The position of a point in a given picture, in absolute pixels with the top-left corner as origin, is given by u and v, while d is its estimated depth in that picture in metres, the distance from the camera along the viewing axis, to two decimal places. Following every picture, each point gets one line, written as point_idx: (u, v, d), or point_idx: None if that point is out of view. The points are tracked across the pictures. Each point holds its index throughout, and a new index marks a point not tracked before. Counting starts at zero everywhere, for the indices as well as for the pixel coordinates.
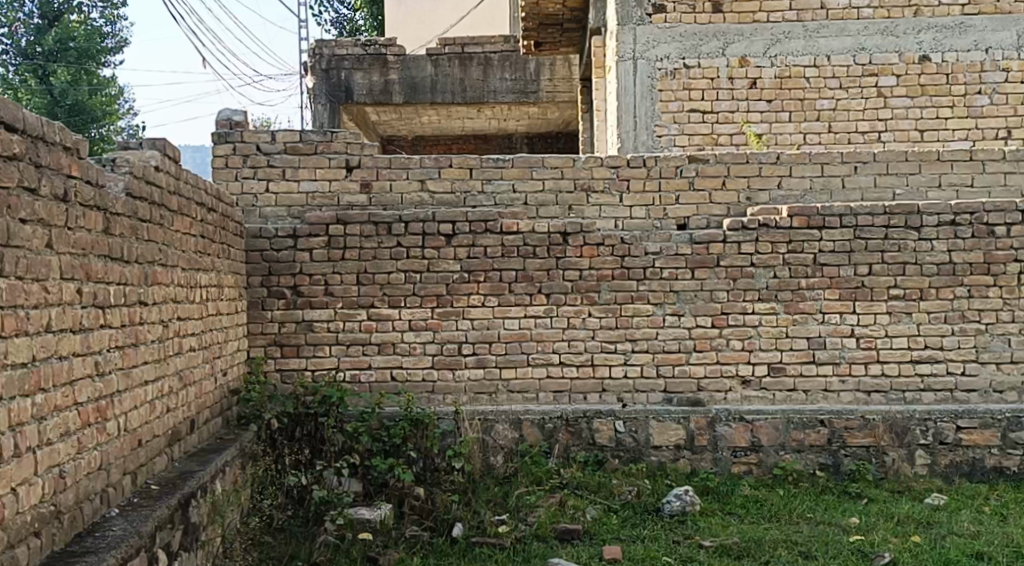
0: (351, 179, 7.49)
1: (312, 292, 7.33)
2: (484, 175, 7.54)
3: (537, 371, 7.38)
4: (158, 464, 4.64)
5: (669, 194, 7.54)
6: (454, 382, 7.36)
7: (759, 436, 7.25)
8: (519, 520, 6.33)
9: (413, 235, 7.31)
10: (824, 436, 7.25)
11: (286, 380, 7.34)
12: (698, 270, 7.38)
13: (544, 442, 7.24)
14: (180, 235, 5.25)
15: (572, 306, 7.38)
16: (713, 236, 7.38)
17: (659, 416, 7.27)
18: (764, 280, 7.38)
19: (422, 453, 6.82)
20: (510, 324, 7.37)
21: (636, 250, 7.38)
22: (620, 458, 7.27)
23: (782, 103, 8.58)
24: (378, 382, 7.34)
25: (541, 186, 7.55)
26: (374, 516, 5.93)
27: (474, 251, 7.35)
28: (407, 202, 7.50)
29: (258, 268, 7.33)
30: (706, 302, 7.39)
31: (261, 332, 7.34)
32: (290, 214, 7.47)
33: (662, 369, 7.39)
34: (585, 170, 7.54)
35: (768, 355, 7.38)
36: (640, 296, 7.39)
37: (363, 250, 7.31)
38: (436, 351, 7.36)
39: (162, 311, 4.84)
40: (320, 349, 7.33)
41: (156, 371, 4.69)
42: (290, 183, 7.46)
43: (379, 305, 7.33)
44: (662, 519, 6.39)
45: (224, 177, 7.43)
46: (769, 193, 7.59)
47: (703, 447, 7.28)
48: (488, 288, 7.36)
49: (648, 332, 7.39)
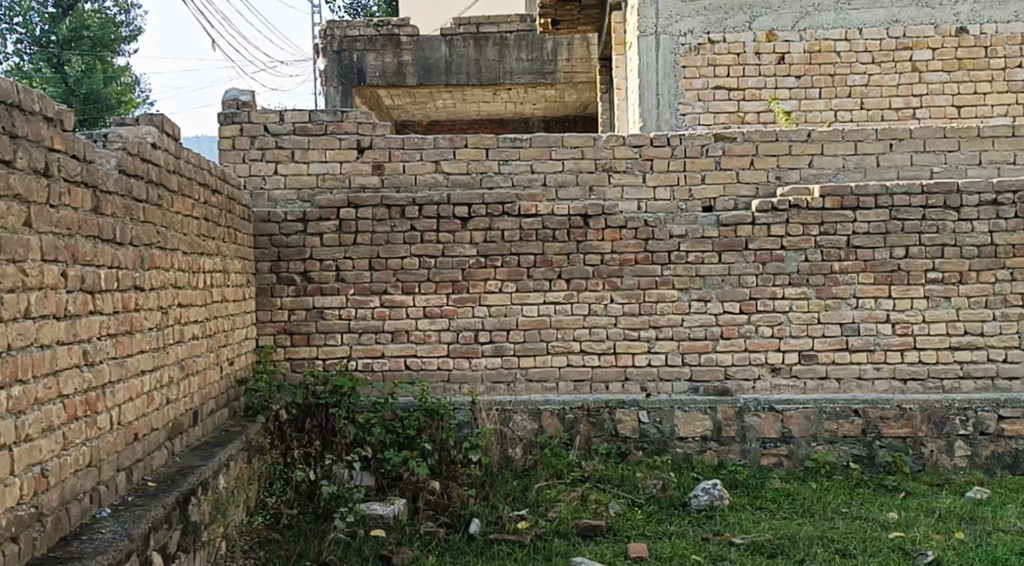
0: (362, 160, 7.20)
1: (323, 278, 7.05)
2: (500, 156, 7.23)
3: (558, 360, 7.08)
4: (156, 459, 4.38)
5: (694, 173, 7.22)
6: (470, 371, 7.07)
7: (790, 427, 6.93)
8: (539, 515, 6.04)
9: (427, 219, 7.02)
10: (859, 427, 6.91)
11: (296, 369, 7.07)
12: (725, 253, 7.06)
13: (565, 434, 6.94)
14: (181, 217, 4.98)
15: (593, 291, 7.07)
16: (741, 218, 7.05)
17: (685, 406, 6.96)
18: (794, 263, 7.05)
19: (437, 444, 6.55)
20: (529, 310, 7.08)
21: (660, 233, 7.05)
22: (644, 449, 6.98)
23: (812, 79, 8.19)
24: (392, 371, 7.06)
25: (561, 167, 7.23)
26: (387, 511, 5.64)
27: (491, 235, 7.05)
28: (421, 184, 7.20)
29: (266, 253, 7.07)
30: (734, 287, 7.07)
31: (270, 320, 7.06)
32: (300, 197, 7.19)
33: (688, 357, 7.07)
34: (606, 149, 7.22)
35: (799, 342, 7.05)
36: (664, 281, 7.07)
37: (375, 234, 7.03)
38: (452, 339, 7.07)
39: (162, 297, 4.57)
40: (332, 337, 7.06)
41: (155, 361, 4.43)
42: (299, 165, 7.18)
43: (392, 291, 7.05)
44: (689, 514, 6.08)
45: (231, 159, 7.15)
46: (799, 171, 7.26)
47: (730, 438, 6.96)
48: (506, 273, 7.07)
49: (673, 319, 7.07)
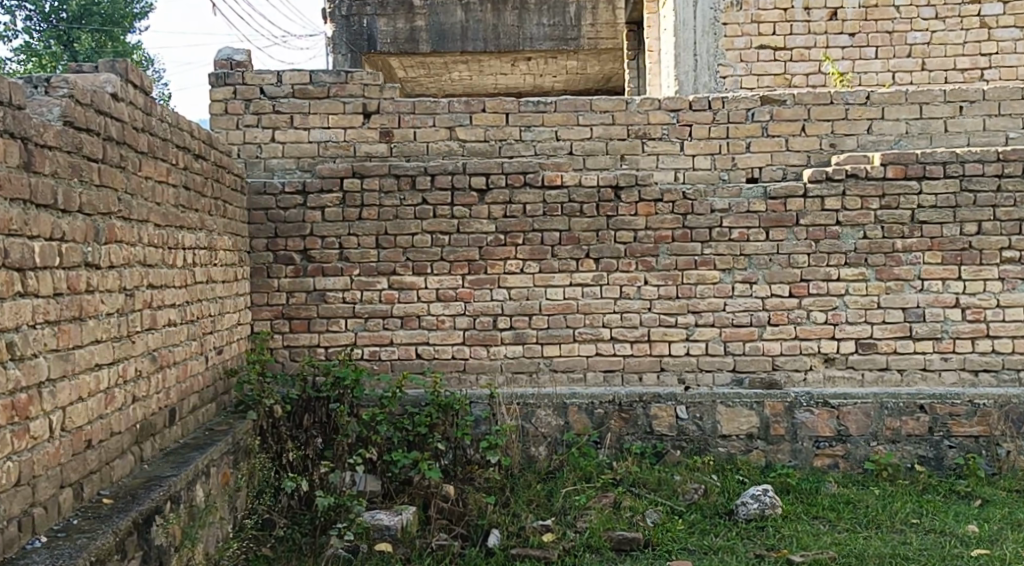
0: (369, 127, 6.48)
1: (325, 258, 6.35)
2: (522, 121, 6.49)
3: (586, 348, 6.35)
4: (118, 469, 3.70)
5: (738, 141, 6.47)
6: (488, 361, 6.36)
7: (846, 425, 6.19)
8: (567, 525, 5.33)
9: (440, 191, 6.32)
10: (925, 424, 6.17)
11: (294, 358, 6.37)
12: (773, 230, 6.31)
13: (594, 431, 6.25)
14: (152, 184, 4.29)
15: (625, 272, 6.35)
16: (792, 190, 6.29)
17: (728, 401, 6.25)
18: (851, 241, 6.29)
19: (452, 443, 5.85)
20: (553, 293, 6.35)
21: (700, 207, 6.32)
22: (681, 448, 6.27)
23: (867, 37, 7.41)
24: (401, 360, 6.36)
25: (589, 133, 6.48)
26: (394, 522, 4.94)
27: (512, 209, 6.33)
28: (433, 152, 6.48)
29: (262, 230, 6.36)
30: (783, 267, 6.32)
31: (266, 303, 6.36)
32: (299, 166, 6.47)
33: (731, 345, 6.33)
34: (640, 114, 6.48)
35: (856, 330, 6.29)
36: (705, 262, 6.33)
37: (383, 208, 6.32)
38: (468, 325, 6.36)
39: (125, 278, 3.88)
40: (334, 323, 6.35)
41: (116, 353, 3.74)
42: (299, 131, 6.47)
43: (401, 272, 6.35)
44: (737, 525, 5.36)
45: (223, 125, 6.44)
46: (857, 138, 6.48)
47: (779, 437, 6.23)
48: (528, 252, 6.35)
49: (715, 303, 6.34)
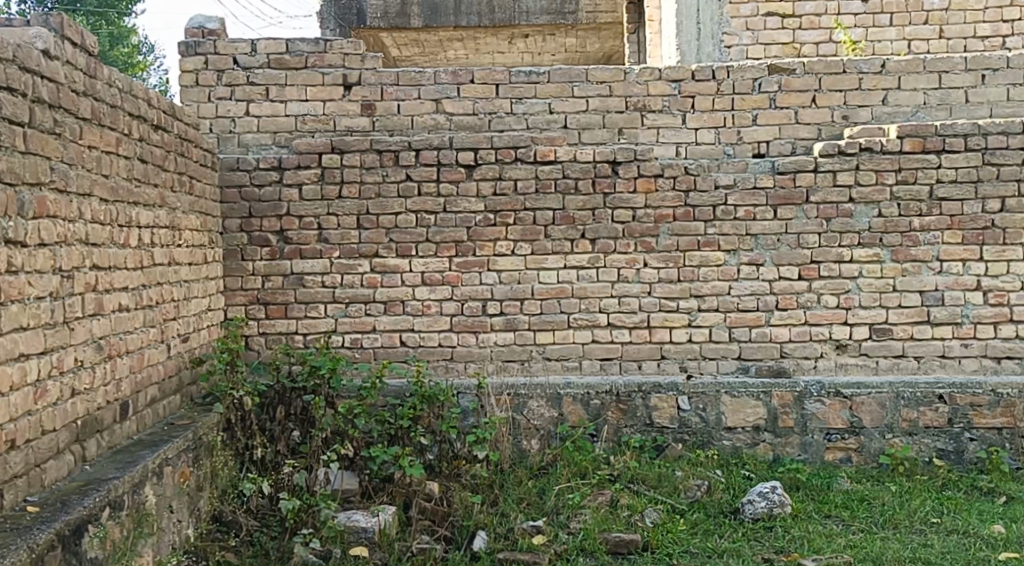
0: (349, 99, 6.05)
1: (302, 238, 5.94)
2: (513, 93, 6.07)
3: (581, 335, 5.97)
4: (50, 472, 3.39)
5: (744, 113, 6.06)
6: (477, 348, 5.98)
7: (860, 416, 5.75)
8: (559, 526, 4.94)
9: (426, 167, 5.92)
10: (944, 416, 5.74)
11: (271, 346, 5.97)
12: (781, 208, 5.92)
13: (590, 423, 5.83)
14: (97, 154, 3.92)
15: (623, 254, 5.96)
16: (803, 164, 5.90)
17: (734, 391, 5.81)
18: (866, 219, 5.88)
19: (437, 436, 5.47)
20: (547, 276, 5.97)
21: (704, 183, 5.94)
22: (683, 442, 5.84)
23: (881, 3, 6.98)
24: (384, 348, 5.97)
25: (584, 105, 6.07)
26: (370, 525, 4.56)
27: (502, 186, 5.94)
28: (418, 127, 6.05)
29: (235, 209, 5.95)
30: (792, 248, 5.92)
31: (240, 288, 5.96)
32: (275, 142, 6.06)
33: (737, 331, 5.95)
34: (639, 85, 6.06)
35: (870, 314, 5.88)
36: (709, 242, 5.95)
37: (364, 185, 5.92)
38: (455, 310, 5.97)
39: (60, 258, 3.55)
40: (313, 308, 5.95)
41: (48, 341, 3.43)
42: (275, 104, 6.05)
43: (384, 254, 5.95)
44: (743, 525, 4.96)
45: (193, 97, 6.02)
46: (871, 110, 6.05)
47: (788, 429, 5.79)
48: (520, 232, 5.96)
49: (719, 287, 5.95)
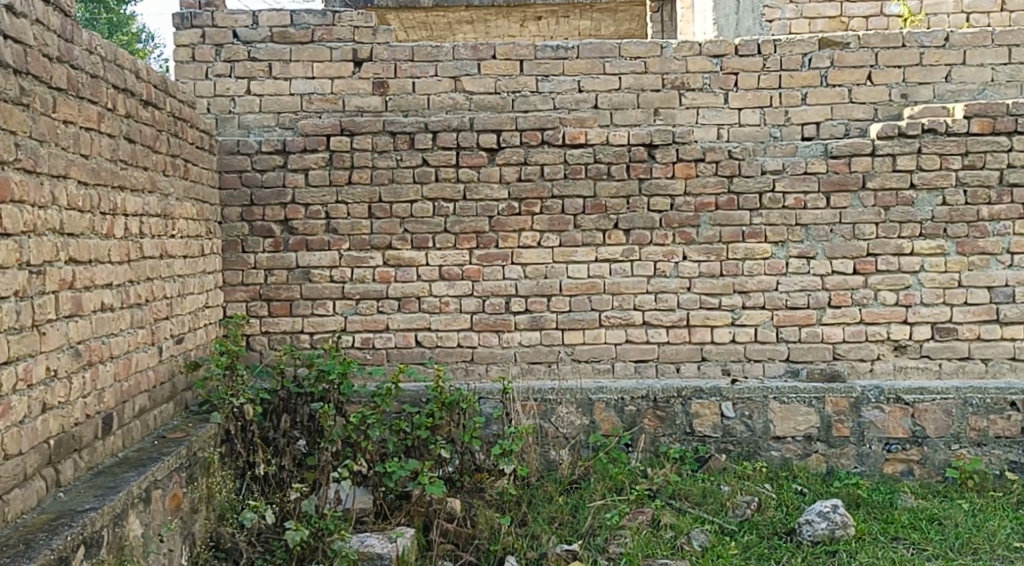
0: (360, 76, 5.52)
1: (309, 229, 5.42)
2: (539, 70, 5.53)
3: (614, 335, 5.45)
4: (13, 503, 2.89)
5: (793, 91, 5.52)
6: (500, 349, 5.45)
7: (922, 424, 5.22)
8: (597, 551, 4.47)
9: (444, 150, 5.40)
10: (1018, 424, 5.21)
11: (274, 346, 5.45)
12: (835, 195, 5.39)
13: (625, 432, 5.30)
14: (75, 131, 3.40)
15: (660, 246, 5.44)
16: (859, 147, 5.37)
17: (783, 397, 5.28)
18: (928, 208, 5.35)
19: (458, 447, 4.94)
20: (576, 270, 5.44)
21: (749, 169, 5.42)
22: (727, 452, 5.31)
23: None
24: (398, 349, 5.45)
25: (617, 83, 5.53)
26: (387, 551, 4.06)
27: (527, 172, 5.42)
28: (435, 107, 5.52)
29: (235, 196, 5.43)
30: (846, 240, 5.40)
31: (240, 283, 5.44)
32: (279, 123, 5.53)
33: (785, 331, 5.42)
34: (676, 60, 5.53)
35: (933, 312, 5.36)
36: (754, 233, 5.42)
37: (377, 170, 5.40)
38: (476, 308, 5.45)
39: (28, 251, 3.03)
40: (320, 305, 5.43)
41: (11, 350, 2.91)
42: (278, 82, 5.51)
43: (398, 246, 5.42)
44: (801, 549, 4.47)
45: (190, 74, 5.49)
46: (933, 88, 5.51)
47: (843, 439, 5.26)
48: (547, 222, 5.43)
49: (766, 282, 5.43)
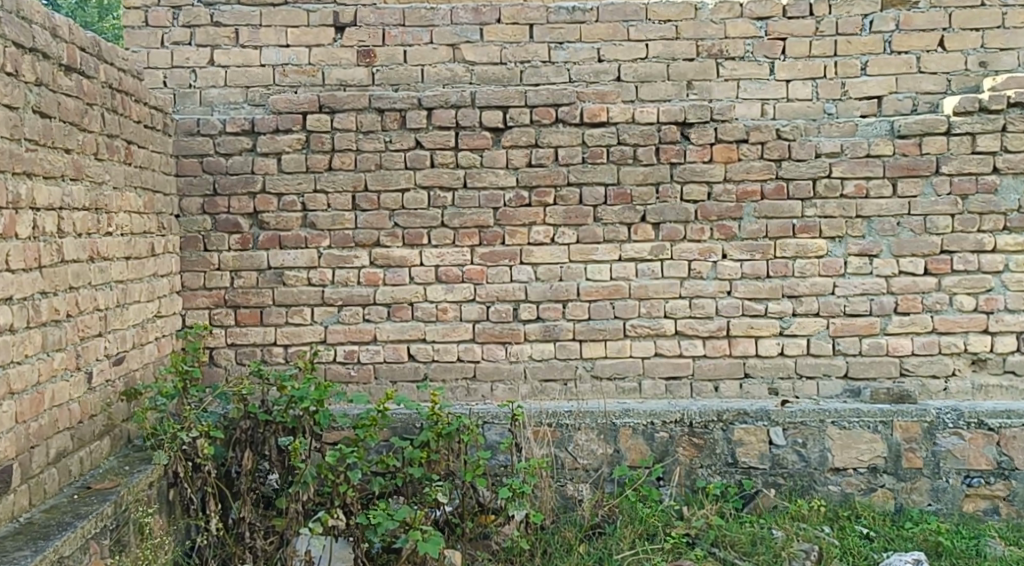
0: (342, 44, 4.67)
1: (282, 223, 4.59)
2: (552, 35, 4.67)
3: (642, 347, 4.62)
4: None
5: (852, 60, 4.66)
6: (507, 365, 4.63)
7: (1010, 454, 4.41)
8: None
9: (440, 130, 4.57)
10: None
11: (242, 361, 4.63)
12: (903, 182, 4.56)
13: (655, 465, 4.48)
14: None
15: (695, 242, 4.61)
16: (932, 125, 4.53)
17: (843, 421, 4.46)
18: (1014, 197, 4.54)
19: (458, 485, 4.13)
20: (597, 271, 4.62)
21: (801, 151, 4.58)
22: (777, 488, 4.49)
23: None
24: (388, 365, 4.63)
25: (643, 51, 4.66)
26: None
27: (539, 155, 4.58)
28: (430, 79, 4.67)
29: (195, 184, 4.59)
30: (916, 235, 4.57)
31: (202, 287, 4.61)
32: (247, 99, 4.66)
33: (843, 342, 4.60)
34: (714, 24, 4.67)
35: (1018, 320, 4.55)
36: (806, 226, 4.59)
37: (361, 154, 4.57)
38: (479, 316, 4.62)
39: None
40: (296, 313, 4.61)
41: None
42: (246, 50, 4.66)
43: (387, 243, 4.60)
44: None
45: (142, 42, 4.63)
46: (1017, 54, 4.65)
47: (915, 471, 4.44)
48: (562, 214, 4.60)
49: (821, 285, 4.60)
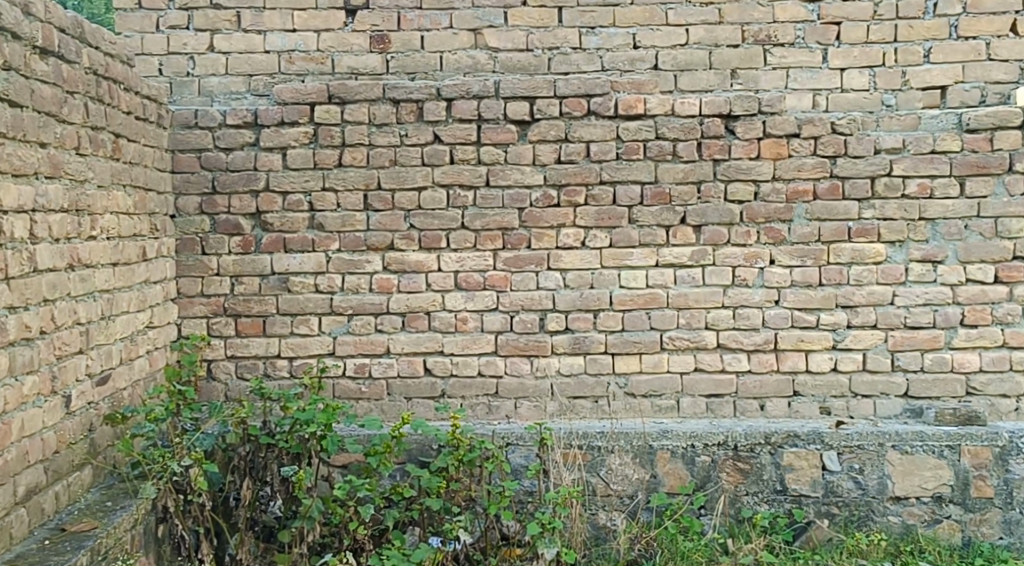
0: (353, 29, 4.22)
1: (287, 224, 4.19)
2: (584, 19, 4.20)
3: (680, 362, 4.21)
4: None
5: (914, 47, 4.18)
6: (533, 380, 4.22)
7: None
8: None
9: (460, 123, 4.16)
10: None
11: (243, 375, 4.23)
12: (972, 181, 4.13)
13: (696, 492, 4.07)
14: None
15: (740, 246, 4.19)
16: (1005, 118, 4.11)
17: (903, 445, 4.05)
18: None
19: (480, 517, 3.73)
20: (632, 278, 4.20)
21: (859, 147, 4.15)
22: (831, 518, 4.07)
23: None
24: (402, 380, 4.23)
25: (683, 37, 4.20)
26: None
27: (569, 151, 4.17)
28: (450, 67, 4.21)
29: (193, 182, 4.19)
30: (985, 239, 4.14)
31: (200, 294, 4.22)
32: (250, 89, 4.23)
33: (903, 357, 4.17)
34: (761, 7, 4.20)
35: None
36: (863, 229, 4.16)
37: (374, 149, 4.17)
38: (501, 326, 4.22)
39: None
40: (302, 323, 4.21)
41: None
42: (249, 35, 4.22)
43: (402, 246, 4.20)
44: None
45: (135, 25, 4.20)
46: None
47: (985, 501, 4.02)
48: (594, 215, 4.19)
49: (879, 294, 4.17)
